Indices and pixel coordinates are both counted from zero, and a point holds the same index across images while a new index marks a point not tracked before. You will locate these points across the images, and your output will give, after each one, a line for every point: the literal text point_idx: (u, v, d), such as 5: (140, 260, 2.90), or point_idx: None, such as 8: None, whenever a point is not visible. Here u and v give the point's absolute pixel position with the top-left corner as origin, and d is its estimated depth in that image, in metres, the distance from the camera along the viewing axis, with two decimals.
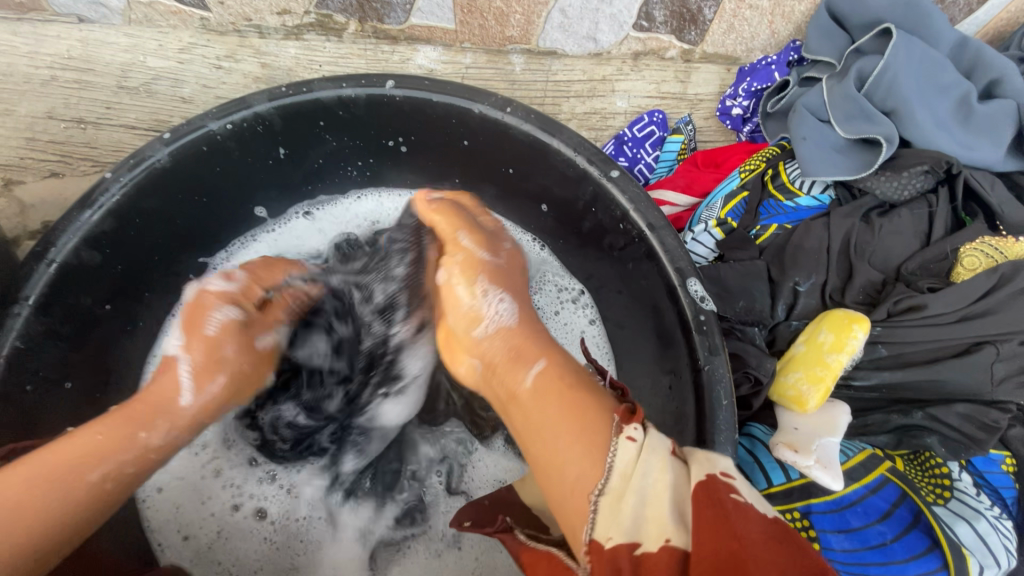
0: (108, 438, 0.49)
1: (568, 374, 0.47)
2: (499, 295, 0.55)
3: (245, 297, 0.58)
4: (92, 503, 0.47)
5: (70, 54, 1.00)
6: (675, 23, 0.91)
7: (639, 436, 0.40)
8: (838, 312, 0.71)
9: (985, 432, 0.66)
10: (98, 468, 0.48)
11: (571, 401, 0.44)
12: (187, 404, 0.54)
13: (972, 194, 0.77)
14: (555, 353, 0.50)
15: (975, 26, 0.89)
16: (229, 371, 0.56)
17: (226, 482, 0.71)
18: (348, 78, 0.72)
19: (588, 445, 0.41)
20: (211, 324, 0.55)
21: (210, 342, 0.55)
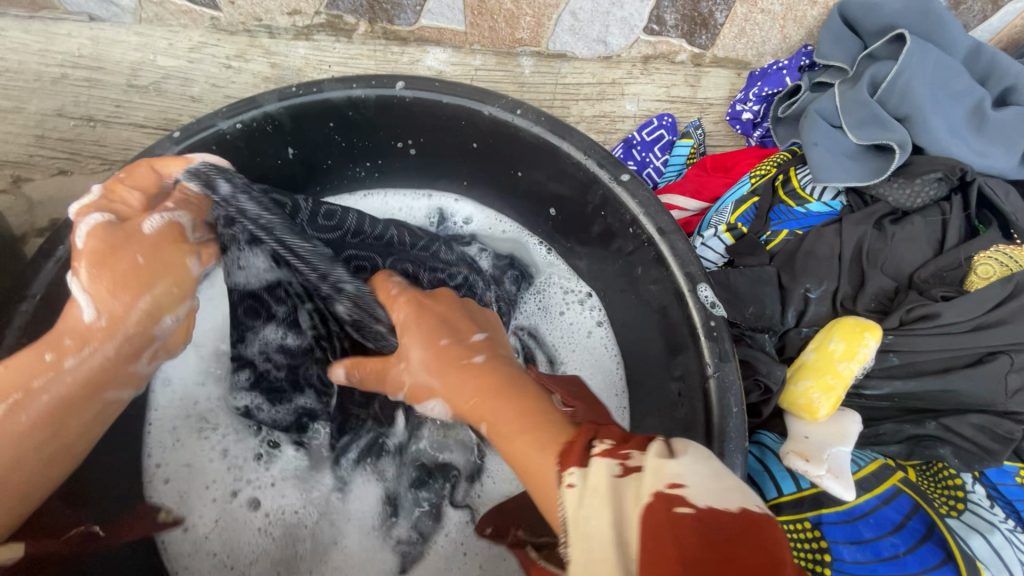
0: (15, 367, 0.47)
1: (511, 420, 0.44)
2: (428, 401, 0.51)
3: (115, 201, 0.52)
4: (5, 434, 0.46)
5: (80, 52, 1.00)
6: (686, 27, 0.91)
7: (577, 480, 0.36)
8: (850, 319, 0.70)
9: (998, 443, 0.66)
10: (7, 400, 0.46)
11: (519, 445, 0.42)
12: (91, 319, 0.49)
13: (986, 203, 0.76)
14: (491, 398, 0.46)
15: (989, 33, 0.88)
16: (125, 267, 0.50)
17: (230, 468, 0.71)
18: (358, 79, 0.72)
19: (541, 489, 0.39)
20: (81, 233, 0.50)
21: (91, 249, 0.49)
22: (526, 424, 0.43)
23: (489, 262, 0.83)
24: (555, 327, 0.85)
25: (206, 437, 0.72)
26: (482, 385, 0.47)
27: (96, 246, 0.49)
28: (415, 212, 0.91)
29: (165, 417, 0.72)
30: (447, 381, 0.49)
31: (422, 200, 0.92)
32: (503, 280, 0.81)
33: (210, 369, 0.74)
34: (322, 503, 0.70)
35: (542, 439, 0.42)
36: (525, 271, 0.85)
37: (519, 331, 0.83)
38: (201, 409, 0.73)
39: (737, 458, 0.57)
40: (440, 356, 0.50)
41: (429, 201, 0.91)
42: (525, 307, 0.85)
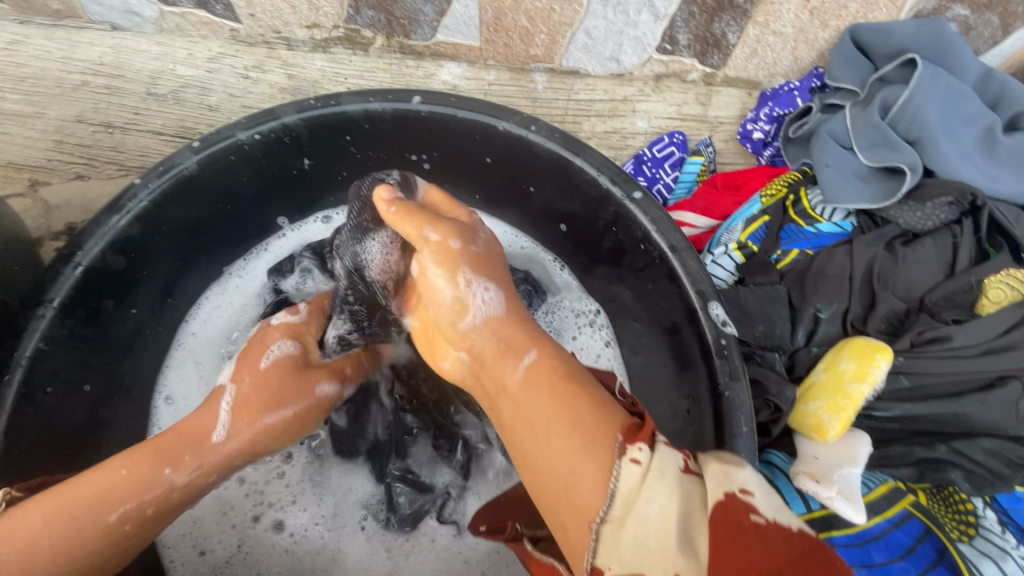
0: (134, 471, 0.53)
1: (558, 368, 0.47)
2: (485, 284, 0.54)
3: (303, 337, 0.67)
4: (108, 543, 0.51)
5: (101, 60, 1.02)
6: (698, 47, 0.92)
7: (645, 458, 0.38)
8: (860, 341, 0.70)
9: (1011, 469, 0.65)
10: (118, 509, 0.51)
11: (570, 411, 0.43)
12: (221, 441, 0.59)
13: (997, 226, 0.76)
14: (541, 343, 0.50)
15: (999, 57, 0.89)
16: (270, 408, 0.61)
17: (249, 491, 0.72)
18: (375, 93, 0.73)
19: (587, 451, 0.40)
20: (268, 358, 0.64)
21: (264, 376, 0.63)
22: (578, 393, 0.44)
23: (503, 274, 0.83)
24: (565, 350, 0.85)
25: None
26: (536, 337, 0.51)
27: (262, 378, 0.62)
28: None
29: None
30: (505, 296, 0.55)
31: None
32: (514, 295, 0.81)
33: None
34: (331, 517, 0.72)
35: (601, 420, 0.42)
36: (539, 286, 0.84)
37: None
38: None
39: None
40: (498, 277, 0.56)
41: None
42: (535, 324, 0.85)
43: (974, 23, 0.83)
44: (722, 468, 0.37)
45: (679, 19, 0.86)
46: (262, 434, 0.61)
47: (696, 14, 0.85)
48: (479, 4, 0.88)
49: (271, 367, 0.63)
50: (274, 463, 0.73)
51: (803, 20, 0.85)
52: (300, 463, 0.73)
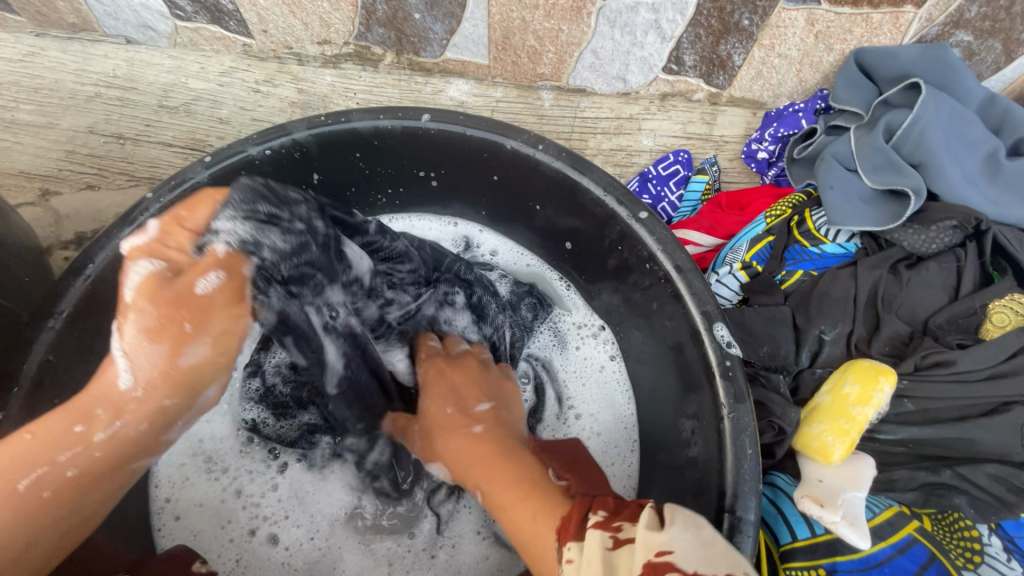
0: (40, 435, 0.45)
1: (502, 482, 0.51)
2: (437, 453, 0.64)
3: (167, 256, 0.44)
4: (28, 511, 0.44)
5: (115, 72, 1.04)
6: (704, 67, 0.93)
7: (575, 555, 0.40)
8: (864, 363, 0.71)
9: (1015, 495, 0.66)
10: (30, 475, 0.44)
11: (519, 518, 0.48)
12: (129, 389, 0.45)
13: (1000, 251, 0.77)
14: (489, 461, 0.54)
15: (1002, 82, 0.90)
16: (158, 342, 0.44)
17: (244, 505, 0.73)
18: (385, 111, 0.74)
19: (540, 545, 0.45)
20: (128, 288, 0.43)
21: (133, 309, 0.43)
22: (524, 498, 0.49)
23: (508, 288, 0.85)
24: (570, 361, 0.86)
25: (216, 475, 0.74)
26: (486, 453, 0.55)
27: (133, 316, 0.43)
28: (442, 238, 0.93)
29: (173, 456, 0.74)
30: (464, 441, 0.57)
31: (449, 228, 0.94)
32: (519, 307, 0.83)
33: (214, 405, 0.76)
34: (321, 531, 0.72)
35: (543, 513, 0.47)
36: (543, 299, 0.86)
37: (531, 357, 0.86)
38: (208, 447, 0.75)
39: (750, 501, 0.57)
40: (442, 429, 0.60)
41: (456, 229, 0.93)
42: (540, 336, 0.87)
43: (977, 49, 0.84)
44: (646, 533, 0.39)
45: (686, 40, 0.87)
46: (171, 374, 0.45)
47: (702, 36, 0.86)
48: (488, 23, 0.89)
49: (134, 298, 0.43)
50: (270, 475, 0.74)
51: (808, 43, 0.86)
52: (292, 472, 0.74)
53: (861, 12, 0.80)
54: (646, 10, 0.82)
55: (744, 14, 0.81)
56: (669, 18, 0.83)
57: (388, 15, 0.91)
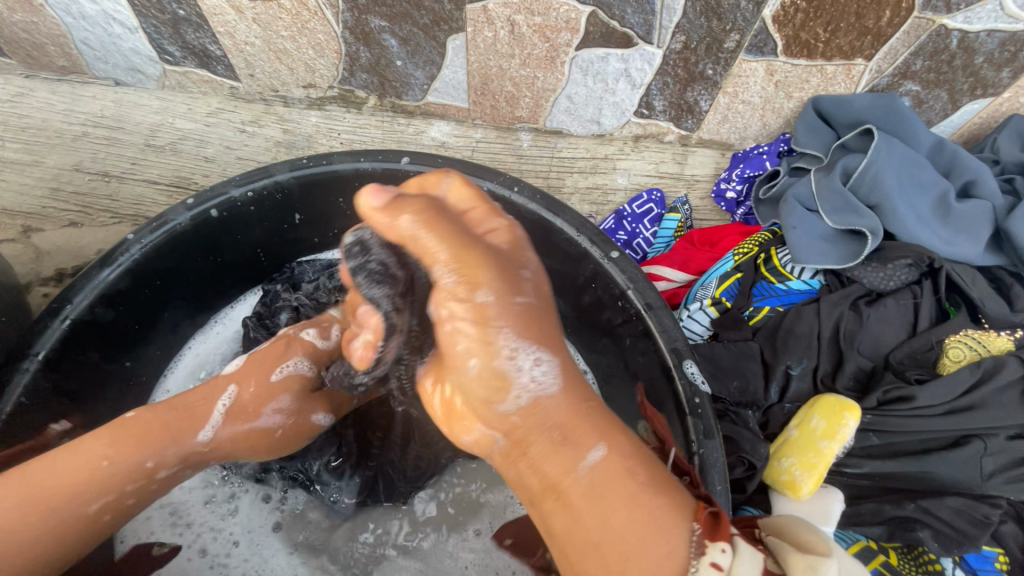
0: (116, 464, 0.54)
1: (629, 463, 0.47)
2: (537, 356, 0.48)
3: (318, 361, 0.67)
4: (81, 528, 0.52)
5: (102, 113, 1.06)
6: (673, 112, 0.98)
7: (726, 562, 0.41)
8: (830, 398, 0.73)
9: (976, 527, 0.66)
10: (98, 500, 0.53)
11: (631, 481, 0.45)
12: (205, 440, 0.60)
13: (955, 287, 0.80)
14: (608, 432, 0.48)
15: (950, 128, 0.95)
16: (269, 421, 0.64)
17: (211, 564, 0.72)
18: (366, 154, 0.76)
19: (661, 532, 0.43)
20: (281, 372, 0.65)
21: (272, 389, 0.64)
22: (626, 471, 0.46)
23: None
24: None
25: (180, 532, 0.73)
26: (603, 420, 0.49)
27: (268, 391, 0.63)
28: None
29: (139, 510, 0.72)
30: (562, 368, 0.50)
31: None
32: None
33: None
34: None
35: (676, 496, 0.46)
36: None
37: None
38: (172, 501, 0.74)
39: None
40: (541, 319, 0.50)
41: None
42: None
43: (925, 98, 0.90)
44: (807, 561, 0.41)
45: (655, 88, 0.92)
46: (244, 435, 0.62)
47: (670, 84, 0.91)
48: (467, 70, 0.93)
49: (281, 383, 0.64)
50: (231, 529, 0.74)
51: (769, 91, 0.91)
52: (250, 516, 0.75)
53: (815, 64, 0.85)
54: (615, 61, 0.87)
55: (707, 65, 0.86)
56: (637, 67, 0.88)
57: (371, 61, 0.95)
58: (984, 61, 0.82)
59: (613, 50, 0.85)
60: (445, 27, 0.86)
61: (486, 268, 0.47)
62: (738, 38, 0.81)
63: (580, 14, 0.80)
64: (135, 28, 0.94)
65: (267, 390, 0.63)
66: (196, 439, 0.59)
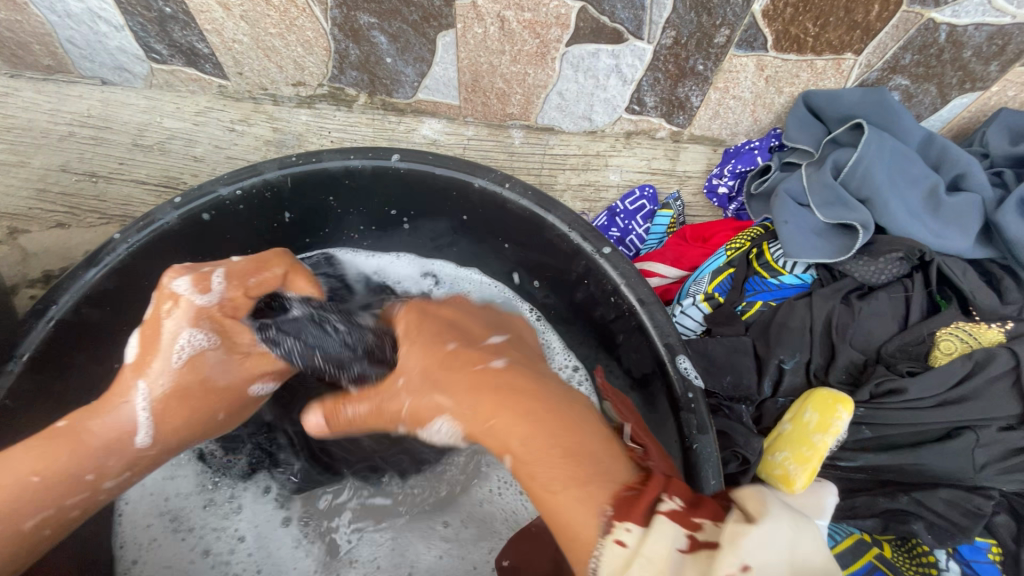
0: (48, 480, 0.48)
1: (535, 453, 0.44)
2: (436, 422, 0.49)
3: (217, 325, 0.55)
4: (24, 546, 0.48)
5: (89, 112, 1.04)
6: (664, 108, 0.97)
7: (630, 540, 0.38)
8: (823, 391, 0.73)
9: (968, 519, 0.67)
10: (34, 517, 0.48)
11: (537, 481, 0.43)
12: (144, 445, 0.52)
13: (946, 280, 0.80)
14: (510, 423, 0.45)
15: (939, 122, 0.95)
16: (214, 408, 0.56)
17: (213, 563, 0.71)
18: (355, 151, 0.76)
19: (575, 517, 0.41)
20: (179, 356, 0.53)
21: (181, 376, 0.53)
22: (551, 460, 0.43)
23: None
24: None
25: (181, 535, 0.71)
26: (504, 412, 0.46)
27: (181, 379, 0.53)
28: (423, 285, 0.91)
29: (136, 517, 0.71)
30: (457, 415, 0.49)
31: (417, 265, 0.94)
32: None
33: (171, 461, 0.73)
34: None
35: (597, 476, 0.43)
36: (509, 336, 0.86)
37: None
38: (172, 505, 0.72)
39: None
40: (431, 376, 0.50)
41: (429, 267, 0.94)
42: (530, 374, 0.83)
43: (914, 92, 0.90)
44: (733, 530, 0.37)
45: (645, 83, 0.92)
46: (185, 428, 0.54)
47: (661, 79, 0.91)
48: (457, 67, 0.93)
49: (188, 370, 0.53)
50: (234, 528, 0.73)
51: (759, 86, 0.91)
52: (251, 514, 0.73)
53: (805, 59, 0.85)
54: (606, 56, 0.87)
55: (698, 60, 0.86)
56: (628, 63, 0.88)
57: (360, 59, 0.95)
58: (972, 55, 0.83)
59: (603, 46, 0.85)
60: (435, 24, 0.86)
61: (369, 402, 0.52)
62: (728, 32, 0.81)
63: (570, 9, 0.80)
64: (121, 26, 0.93)
65: (181, 383, 0.53)
66: (133, 444, 0.51)
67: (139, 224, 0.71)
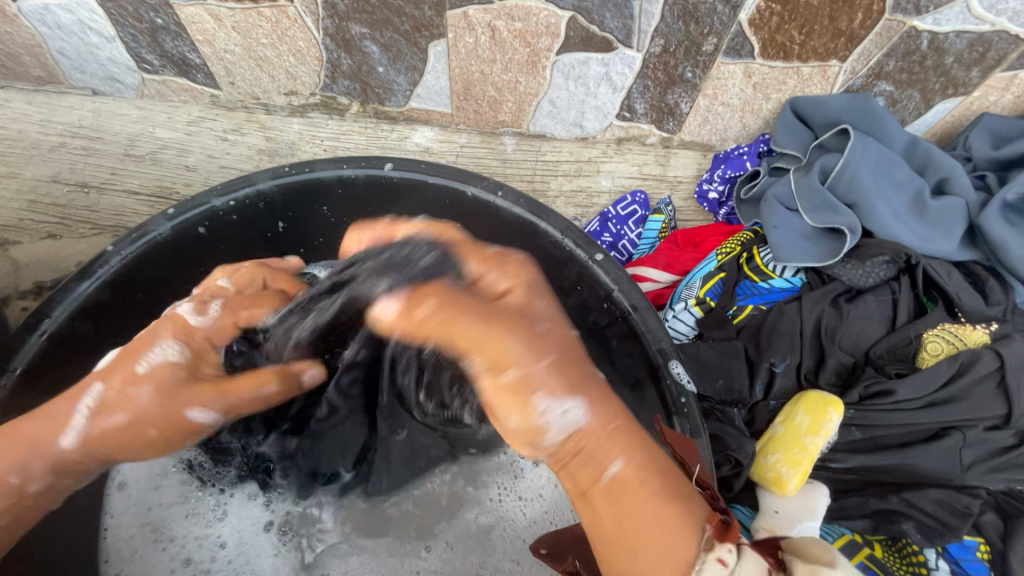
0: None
1: (647, 472, 0.46)
2: (565, 398, 0.46)
3: (190, 341, 0.57)
4: None
5: (80, 123, 1.04)
6: (655, 114, 0.98)
7: (730, 562, 0.42)
8: (814, 393, 0.74)
9: (958, 518, 0.68)
10: None
11: (646, 492, 0.45)
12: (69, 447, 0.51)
13: (932, 282, 0.81)
14: (626, 442, 0.47)
15: (924, 126, 0.97)
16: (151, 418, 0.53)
17: (194, 572, 0.71)
18: (348, 161, 0.76)
19: (668, 535, 0.43)
20: (147, 364, 0.54)
21: (136, 380, 0.53)
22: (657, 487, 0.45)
23: None
24: None
25: (161, 543, 0.71)
26: (625, 429, 0.47)
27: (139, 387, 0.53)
28: None
29: (120, 528, 0.71)
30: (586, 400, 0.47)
31: None
32: None
33: (157, 471, 0.73)
34: None
35: (685, 502, 0.45)
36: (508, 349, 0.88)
37: None
38: (155, 516, 0.72)
39: None
40: (566, 352, 0.49)
41: None
42: None
43: (898, 98, 0.91)
44: (812, 567, 0.42)
45: (636, 91, 0.93)
46: (116, 437, 0.52)
47: (651, 87, 0.92)
48: (449, 76, 0.94)
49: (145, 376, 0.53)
50: (215, 536, 0.73)
51: (747, 93, 0.92)
52: (233, 522, 0.73)
53: (792, 66, 0.87)
54: (596, 64, 0.88)
55: (687, 68, 0.88)
56: (618, 70, 0.89)
57: (352, 68, 0.95)
58: (954, 61, 0.84)
59: (593, 54, 0.86)
60: (426, 33, 0.86)
61: (503, 336, 0.46)
62: (716, 41, 0.82)
63: (561, 19, 0.81)
64: (112, 37, 0.93)
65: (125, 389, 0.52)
66: (58, 446, 0.51)
67: (132, 236, 0.71)
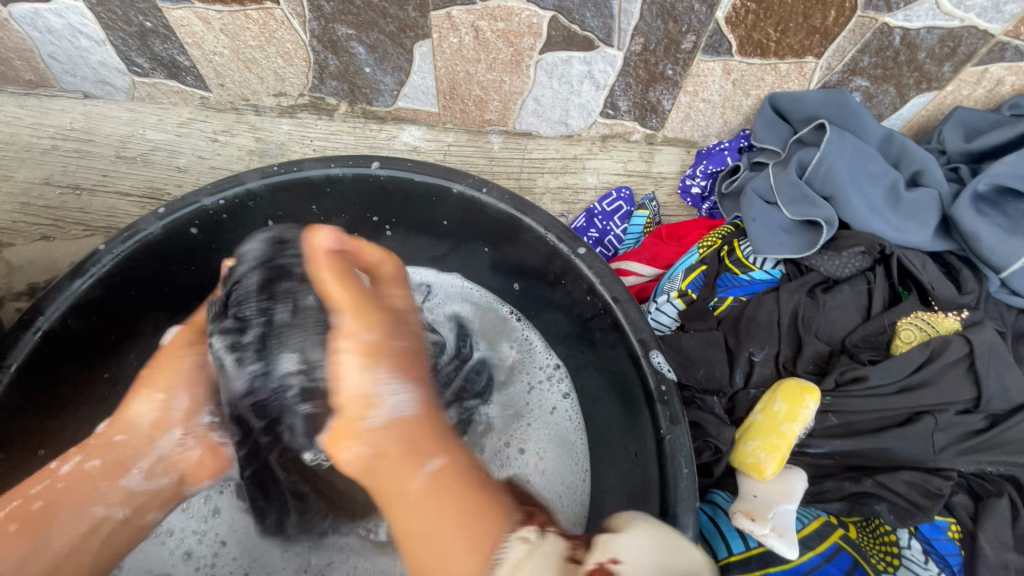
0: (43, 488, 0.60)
1: (458, 473, 0.51)
2: (395, 382, 0.55)
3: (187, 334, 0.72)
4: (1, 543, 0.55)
5: (72, 125, 1.05)
6: (638, 111, 1.00)
7: (532, 538, 0.45)
8: (792, 381, 0.76)
9: (929, 499, 0.70)
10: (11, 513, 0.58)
11: (462, 483, 0.50)
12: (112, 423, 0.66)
13: (907, 272, 0.84)
14: (445, 446, 0.54)
15: (900, 121, 0.99)
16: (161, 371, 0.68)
17: (196, 566, 0.73)
18: (335, 159, 0.78)
19: (473, 531, 0.46)
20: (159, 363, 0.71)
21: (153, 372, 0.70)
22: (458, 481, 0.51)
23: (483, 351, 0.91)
24: (525, 412, 0.87)
25: (162, 539, 0.74)
26: (445, 442, 0.54)
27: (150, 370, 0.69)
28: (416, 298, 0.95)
29: None
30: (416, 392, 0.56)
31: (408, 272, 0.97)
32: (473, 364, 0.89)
33: None
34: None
35: (486, 510, 0.48)
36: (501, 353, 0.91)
37: (505, 404, 0.88)
38: None
39: (688, 520, 0.60)
40: (397, 355, 0.57)
41: (415, 272, 0.97)
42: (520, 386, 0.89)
43: (874, 93, 0.94)
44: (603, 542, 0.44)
45: (618, 88, 0.95)
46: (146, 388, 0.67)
47: (632, 84, 0.94)
48: (435, 76, 0.95)
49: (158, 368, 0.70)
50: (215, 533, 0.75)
51: (727, 89, 0.94)
52: (229, 519, 0.75)
53: (769, 63, 0.89)
54: (579, 63, 0.90)
55: (667, 65, 0.90)
56: (600, 69, 0.91)
57: (340, 69, 0.97)
58: (927, 57, 0.86)
59: (575, 53, 0.88)
60: (411, 34, 0.88)
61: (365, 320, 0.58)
62: (694, 38, 0.84)
63: (542, 19, 0.83)
64: (102, 41, 0.94)
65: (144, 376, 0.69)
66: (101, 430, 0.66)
67: (123, 236, 0.72)
